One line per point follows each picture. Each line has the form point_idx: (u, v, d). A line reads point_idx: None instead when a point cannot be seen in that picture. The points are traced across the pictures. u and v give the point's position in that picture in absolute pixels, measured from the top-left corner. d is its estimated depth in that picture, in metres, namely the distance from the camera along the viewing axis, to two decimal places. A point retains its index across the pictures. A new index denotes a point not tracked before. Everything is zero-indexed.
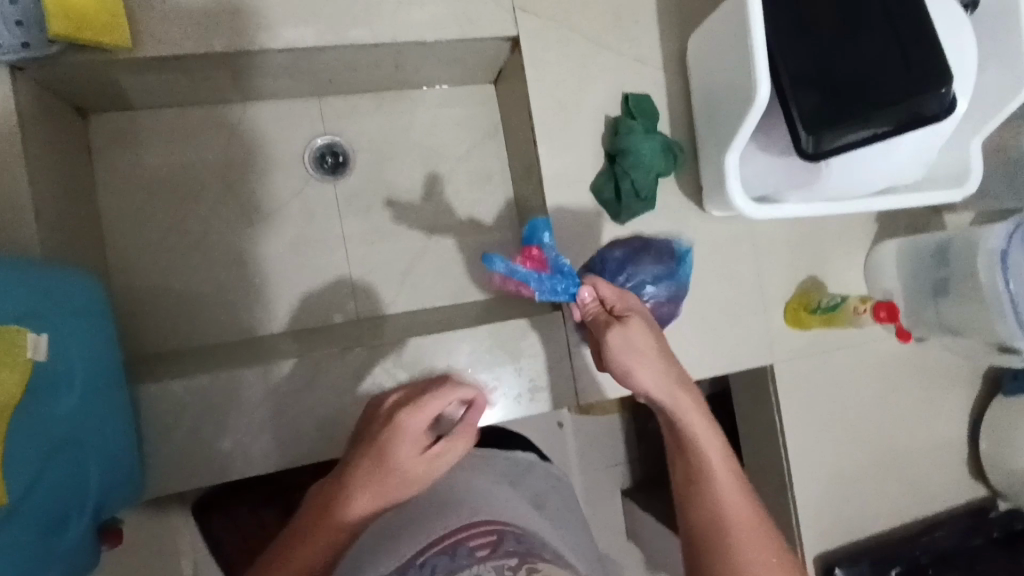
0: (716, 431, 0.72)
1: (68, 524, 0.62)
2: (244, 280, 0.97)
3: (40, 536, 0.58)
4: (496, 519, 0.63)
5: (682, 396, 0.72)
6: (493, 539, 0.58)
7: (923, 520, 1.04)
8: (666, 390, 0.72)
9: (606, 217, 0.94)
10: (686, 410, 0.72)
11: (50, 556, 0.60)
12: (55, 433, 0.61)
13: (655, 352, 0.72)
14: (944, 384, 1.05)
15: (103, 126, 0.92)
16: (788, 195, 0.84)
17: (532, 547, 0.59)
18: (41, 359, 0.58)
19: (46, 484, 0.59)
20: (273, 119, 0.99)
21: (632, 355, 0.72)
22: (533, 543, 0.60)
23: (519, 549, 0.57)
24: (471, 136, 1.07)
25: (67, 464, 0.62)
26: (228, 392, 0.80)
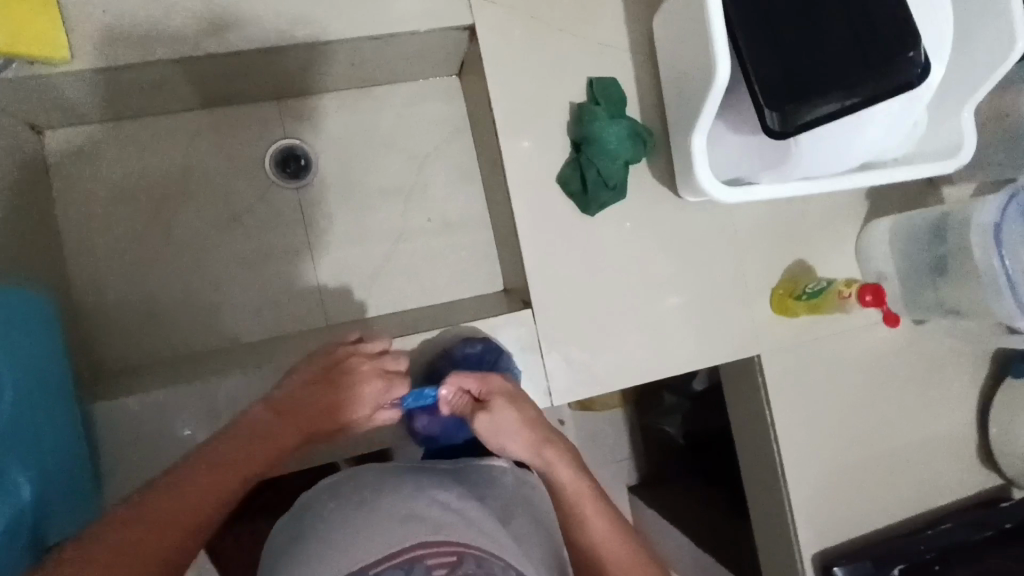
0: (578, 471, 0.73)
1: None
2: (208, 290, 0.95)
3: None
4: (462, 537, 0.58)
5: (547, 456, 0.73)
6: (453, 560, 0.54)
7: (931, 512, 0.98)
8: (530, 454, 0.73)
9: (574, 208, 0.90)
10: (547, 463, 0.73)
11: None
12: None
13: (518, 424, 0.74)
14: (948, 368, 1.00)
15: (58, 142, 0.91)
16: (764, 174, 0.80)
17: (494, 574, 0.55)
18: None
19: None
20: (232, 125, 0.97)
21: (495, 425, 0.74)
22: (495, 568, 0.56)
23: (479, 571, 0.54)
24: (439, 132, 1.04)
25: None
26: (186, 408, 0.79)
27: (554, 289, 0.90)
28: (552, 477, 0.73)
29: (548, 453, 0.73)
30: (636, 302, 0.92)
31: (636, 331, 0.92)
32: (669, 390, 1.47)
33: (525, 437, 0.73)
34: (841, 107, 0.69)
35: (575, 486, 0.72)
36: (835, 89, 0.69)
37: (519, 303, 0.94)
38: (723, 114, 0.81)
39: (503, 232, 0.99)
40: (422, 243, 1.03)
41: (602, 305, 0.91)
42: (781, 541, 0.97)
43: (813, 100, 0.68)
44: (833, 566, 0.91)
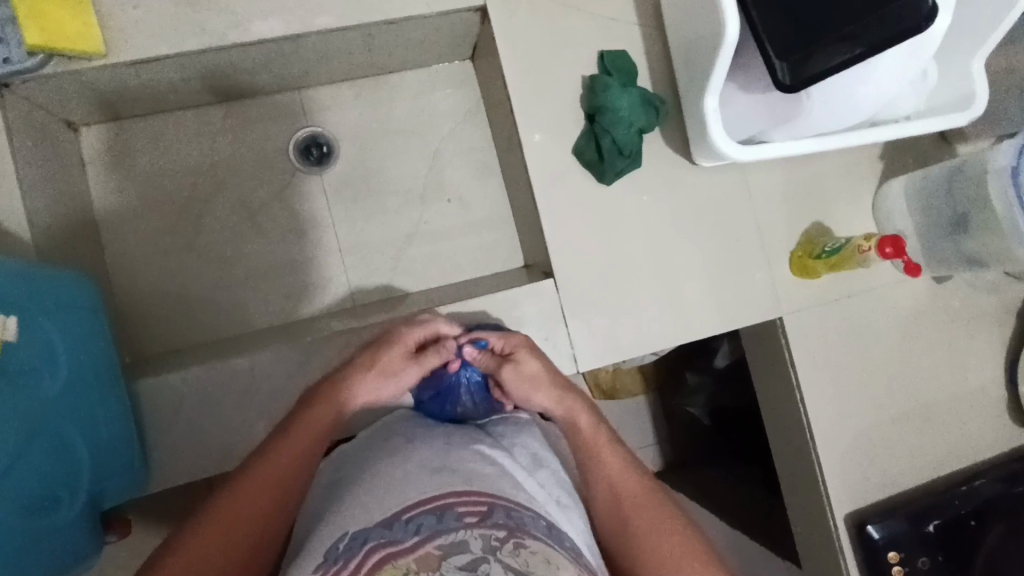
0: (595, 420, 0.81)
1: (55, 505, 0.66)
2: (240, 274, 0.98)
3: (20, 516, 0.61)
4: (493, 487, 0.63)
5: (568, 404, 0.81)
6: (484, 508, 0.59)
7: (965, 471, 0.97)
8: (553, 402, 0.81)
9: (591, 178, 0.92)
10: (566, 413, 0.81)
11: (35, 534, 0.63)
12: (37, 420, 0.63)
13: (541, 371, 0.81)
14: (973, 323, 0.99)
15: (94, 137, 0.95)
16: (775, 133, 0.82)
17: (522, 522, 0.59)
18: (11, 338, 0.61)
19: (31, 464, 0.62)
20: (256, 116, 1.01)
21: (524, 375, 0.80)
22: (524, 516, 0.60)
23: (508, 521, 0.58)
24: (454, 115, 1.06)
25: (51, 448, 0.65)
26: (224, 382, 0.81)
27: (574, 258, 0.92)
28: (570, 425, 0.81)
29: (564, 405, 0.81)
30: (658, 270, 0.93)
31: (658, 300, 0.93)
32: (693, 367, 1.41)
33: (541, 382, 0.81)
34: (849, 56, 0.71)
35: (594, 430, 0.80)
36: (840, 39, 0.71)
37: (541, 274, 0.96)
38: (733, 76, 0.83)
39: (520, 208, 1.01)
40: (443, 225, 1.05)
41: (622, 272, 0.92)
42: (813, 505, 0.97)
43: (821, 52, 0.71)
44: (867, 524, 0.91)
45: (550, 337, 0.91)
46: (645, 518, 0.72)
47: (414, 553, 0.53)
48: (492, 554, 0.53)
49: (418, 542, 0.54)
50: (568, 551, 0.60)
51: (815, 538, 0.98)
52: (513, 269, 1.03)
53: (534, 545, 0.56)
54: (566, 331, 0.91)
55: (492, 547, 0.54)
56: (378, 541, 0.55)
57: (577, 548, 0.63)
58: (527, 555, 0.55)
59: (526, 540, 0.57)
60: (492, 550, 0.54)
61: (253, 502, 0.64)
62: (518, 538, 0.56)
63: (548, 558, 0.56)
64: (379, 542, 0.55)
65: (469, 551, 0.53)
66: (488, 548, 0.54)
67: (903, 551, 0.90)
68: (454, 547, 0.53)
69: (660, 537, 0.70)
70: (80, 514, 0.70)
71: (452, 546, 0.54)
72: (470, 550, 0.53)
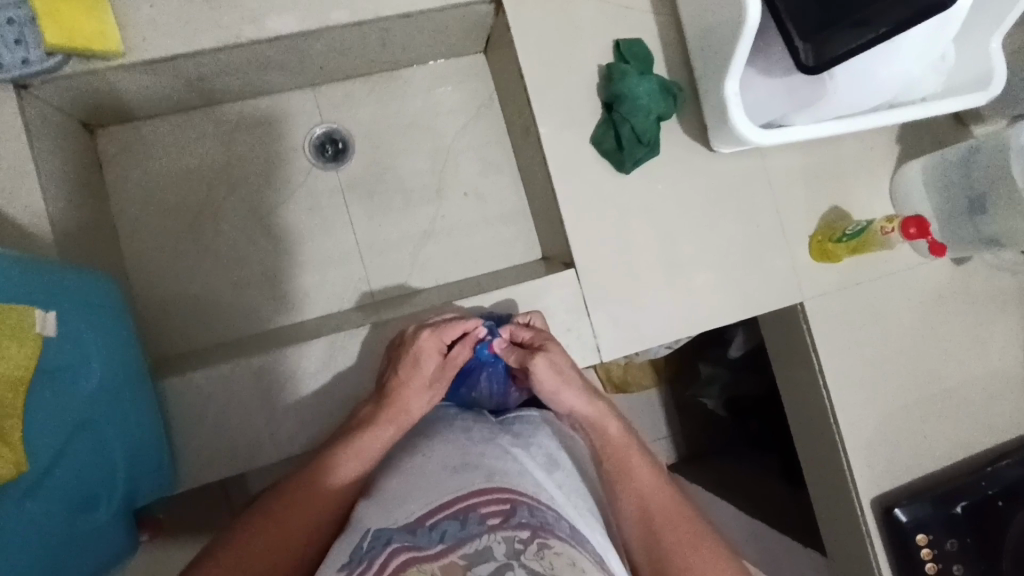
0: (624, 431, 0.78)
1: (94, 504, 0.66)
2: (259, 273, 0.98)
3: (64, 513, 0.62)
4: (514, 485, 0.62)
5: (602, 409, 0.78)
6: (506, 510, 0.58)
7: (989, 452, 0.97)
8: (586, 404, 0.77)
9: (609, 167, 0.92)
10: (596, 415, 0.77)
11: (75, 533, 0.63)
12: (76, 417, 0.63)
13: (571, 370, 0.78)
14: (993, 304, 0.99)
15: (109, 139, 0.95)
16: (795, 116, 0.82)
17: (545, 522, 0.59)
18: (51, 334, 0.61)
19: (72, 461, 0.62)
20: (270, 113, 1.00)
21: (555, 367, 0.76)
22: (547, 516, 0.60)
23: (531, 522, 0.57)
24: (468, 109, 1.06)
25: (89, 446, 0.65)
26: (250, 379, 0.81)
27: (596, 248, 0.91)
28: (599, 429, 0.77)
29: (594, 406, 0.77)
30: (678, 255, 0.93)
31: (682, 287, 0.93)
32: (706, 359, 1.44)
33: (570, 384, 0.77)
34: (874, 35, 0.70)
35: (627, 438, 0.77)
36: (857, 24, 0.71)
37: (561, 265, 0.96)
38: (752, 60, 0.83)
39: (537, 200, 1.01)
40: (459, 219, 1.05)
41: (645, 261, 0.92)
42: (839, 492, 0.97)
43: (844, 33, 0.71)
44: (894, 507, 0.90)
45: (572, 328, 0.91)
46: (676, 535, 0.70)
47: (439, 559, 0.53)
48: (517, 559, 0.52)
49: (443, 549, 0.54)
50: (592, 556, 0.59)
51: (841, 525, 0.98)
52: (532, 262, 1.03)
53: (558, 546, 0.56)
54: (590, 322, 0.91)
55: (516, 551, 0.54)
56: (401, 544, 0.54)
57: (599, 552, 0.63)
58: (552, 557, 0.54)
59: (550, 540, 0.56)
60: (516, 554, 0.53)
61: (288, 528, 0.64)
62: (542, 539, 0.56)
63: (572, 560, 0.56)
64: (402, 545, 0.54)
65: (493, 558, 0.52)
66: (512, 553, 0.53)
67: (932, 533, 0.89)
68: (478, 555, 0.53)
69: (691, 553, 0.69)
70: (117, 513, 0.70)
71: (477, 553, 0.53)
72: (495, 556, 0.53)
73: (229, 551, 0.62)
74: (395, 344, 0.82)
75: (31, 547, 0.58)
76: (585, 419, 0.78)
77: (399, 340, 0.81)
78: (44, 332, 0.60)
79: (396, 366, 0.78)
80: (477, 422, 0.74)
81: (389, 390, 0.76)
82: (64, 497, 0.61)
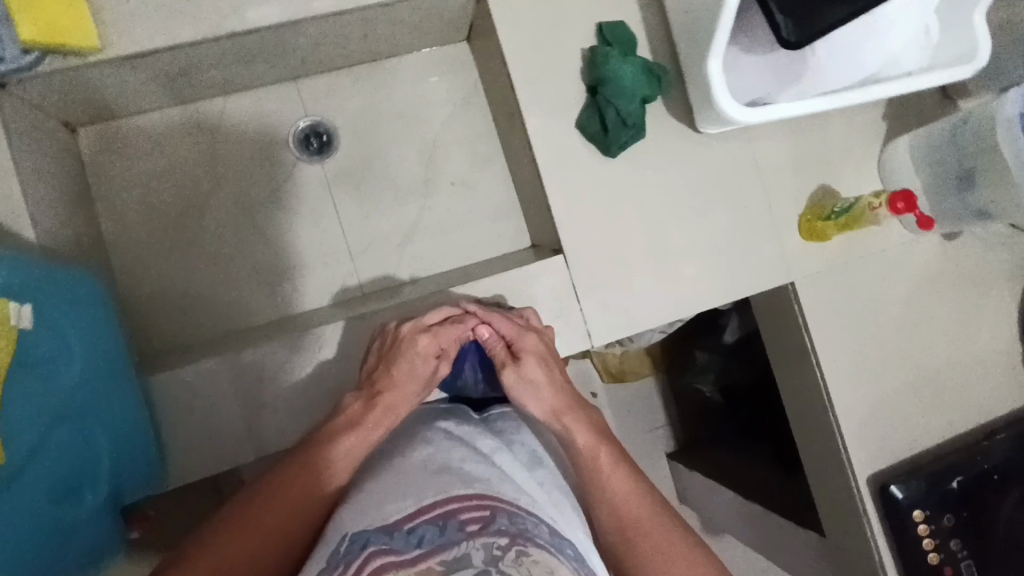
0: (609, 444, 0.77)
1: (78, 494, 0.67)
2: (247, 268, 0.98)
3: (47, 502, 0.62)
4: (493, 492, 0.61)
5: (565, 422, 0.77)
6: (485, 516, 0.57)
7: (984, 427, 0.97)
8: (568, 426, 0.77)
9: (595, 151, 0.91)
10: (575, 438, 0.76)
11: (59, 524, 0.64)
12: (55, 409, 0.64)
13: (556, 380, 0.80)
14: (984, 279, 0.99)
15: (91, 137, 0.94)
16: (781, 94, 0.81)
17: (524, 530, 0.58)
18: (27, 327, 0.62)
19: (51, 455, 0.62)
20: (253, 108, 1.00)
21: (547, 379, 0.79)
22: (526, 524, 0.59)
23: (511, 529, 0.57)
24: (453, 97, 1.05)
25: (71, 437, 0.65)
26: (239, 374, 0.81)
27: (584, 233, 0.91)
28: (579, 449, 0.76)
29: (577, 429, 0.77)
30: (666, 240, 0.93)
31: (670, 272, 0.93)
32: (700, 346, 1.43)
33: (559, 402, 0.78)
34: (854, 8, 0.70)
35: (593, 451, 0.75)
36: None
37: (550, 252, 0.95)
38: (736, 39, 0.82)
39: (525, 187, 1.00)
40: (447, 209, 1.04)
41: (634, 246, 0.92)
42: (833, 472, 0.97)
43: (825, 7, 0.71)
44: (889, 485, 0.90)
45: (562, 315, 0.90)
46: (653, 547, 0.70)
47: (416, 566, 0.52)
48: (495, 565, 0.52)
49: (419, 555, 0.53)
50: (570, 561, 0.59)
51: (836, 505, 0.98)
52: (521, 249, 1.02)
53: (536, 555, 0.55)
54: (580, 309, 0.91)
55: (494, 557, 0.53)
56: (378, 548, 0.54)
57: (580, 555, 0.62)
58: (530, 566, 0.54)
59: (528, 549, 0.56)
60: (494, 561, 0.53)
61: (280, 514, 0.62)
62: (520, 547, 0.55)
63: (551, 569, 0.55)
64: (380, 549, 0.54)
65: (471, 564, 0.52)
66: (490, 560, 0.53)
67: (927, 510, 0.89)
68: (456, 562, 0.52)
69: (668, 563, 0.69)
70: (104, 503, 0.70)
71: (455, 561, 0.52)
72: (473, 563, 0.52)
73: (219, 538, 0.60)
74: (382, 342, 0.79)
75: (16, 537, 0.59)
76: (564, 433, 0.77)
77: (390, 338, 0.78)
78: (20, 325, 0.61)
79: (391, 365, 0.76)
80: (459, 425, 0.73)
81: (380, 390, 0.75)
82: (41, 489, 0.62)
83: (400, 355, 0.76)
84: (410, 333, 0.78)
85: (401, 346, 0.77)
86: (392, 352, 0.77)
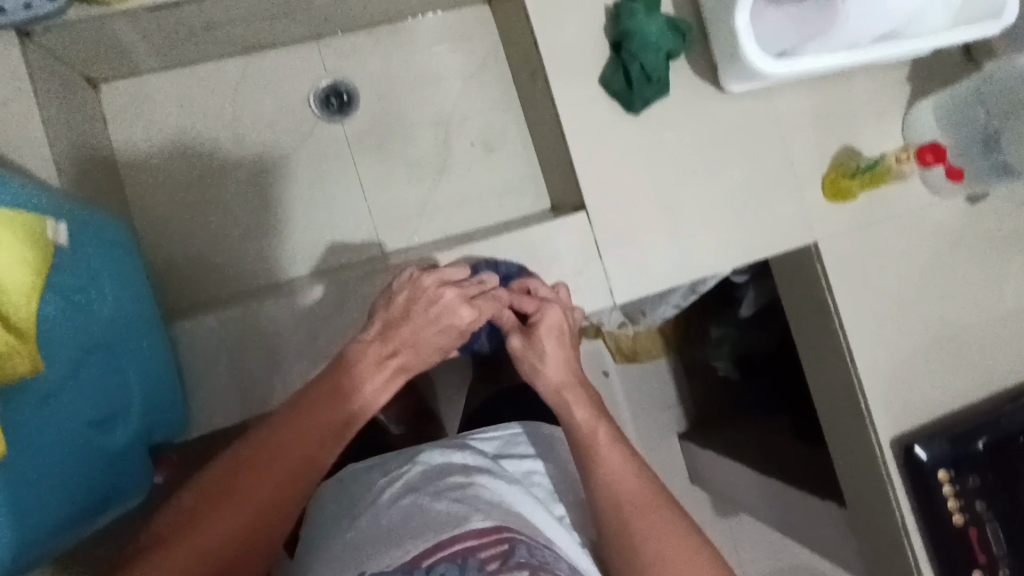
0: (616, 435, 0.73)
1: (110, 426, 0.67)
2: (267, 226, 0.98)
3: (79, 429, 0.63)
4: (510, 524, 0.63)
5: (566, 398, 0.76)
6: (504, 550, 0.58)
7: (1008, 392, 0.96)
8: (578, 417, 0.74)
9: (618, 108, 0.91)
10: (581, 424, 0.74)
11: (89, 455, 0.64)
12: (89, 341, 0.64)
13: (565, 366, 0.78)
14: (1008, 242, 0.98)
15: (114, 93, 0.95)
16: (805, 48, 0.81)
17: (544, 560, 0.60)
18: (63, 243, 0.62)
19: (83, 387, 0.63)
20: (274, 68, 1.00)
21: (557, 368, 0.77)
22: (546, 555, 0.61)
23: (532, 559, 0.58)
24: (472, 58, 1.05)
25: (102, 371, 0.66)
26: (261, 325, 0.81)
27: (607, 191, 0.91)
28: (583, 435, 0.73)
29: (581, 416, 0.74)
30: (687, 200, 0.92)
31: (691, 231, 0.92)
32: (716, 320, 1.40)
33: (568, 393, 0.76)
34: None
35: (591, 425, 0.73)
36: None
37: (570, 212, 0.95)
38: None
39: (545, 148, 1.00)
40: (467, 170, 1.04)
41: (655, 205, 0.91)
42: (854, 435, 0.96)
43: None
44: (913, 445, 0.89)
45: (582, 273, 0.90)
46: (647, 526, 0.67)
47: None
48: None
49: None
50: None
51: (858, 471, 0.97)
52: (540, 211, 1.02)
53: None
54: (602, 267, 0.90)
55: None
56: None
57: None
58: None
59: None
60: None
61: (255, 501, 0.60)
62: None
63: None
64: None
65: None
66: None
67: (951, 470, 0.89)
68: None
69: (665, 543, 0.66)
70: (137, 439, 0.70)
71: None
72: None
73: (197, 505, 0.60)
74: (412, 296, 0.75)
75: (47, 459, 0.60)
76: (566, 419, 0.75)
77: (418, 293, 0.75)
78: (57, 240, 0.61)
79: (415, 321, 0.74)
80: (474, 460, 0.75)
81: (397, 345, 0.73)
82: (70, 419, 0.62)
83: (424, 311, 0.74)
84: (438, 290, 0.75)
85: (431, 304, 0.74)
86: (420, 311, 0.74)
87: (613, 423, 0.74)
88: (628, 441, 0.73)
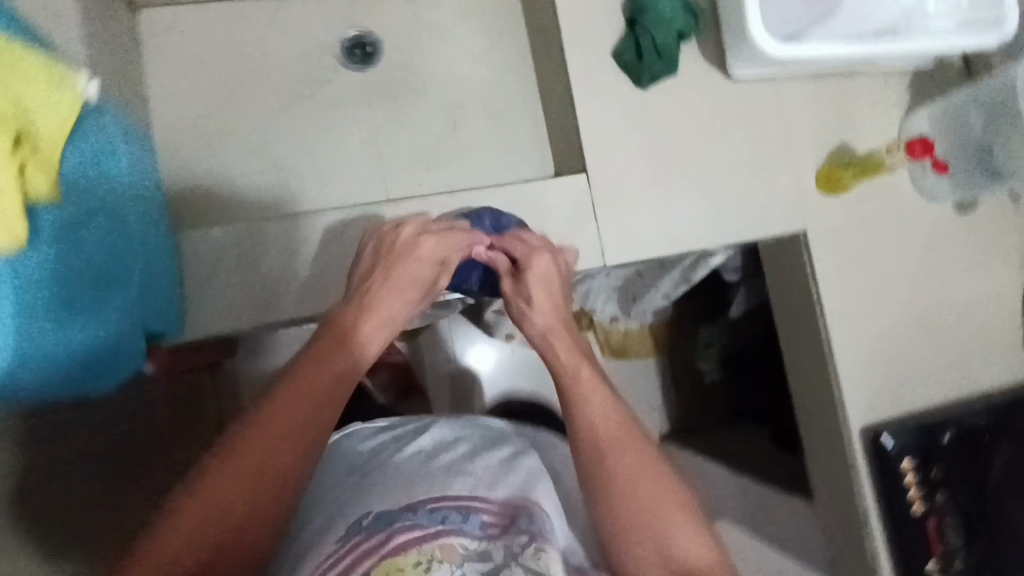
0: (596, 375, 0.76)
1: (105, 292, 0.66)
2: (280, 160, 1.01)
3: (82, 286, 0.63)
4: (513, 496, 0.71)
5: (553, 339, 0.79)
6: (505, 521, 0.67)
7: (980, 395, 0.98)
8: (562, 357, 0.78)
9: (627, 80, 0.95)
10: (563, 363, 0.77)
11: (82, 317, 0.63)
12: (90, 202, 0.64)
13: (554, 310, 0.81)
14: (992, 251, 1.01)
15: (150, 18, 0.99)
16: (810, 32, 0.85)
17: (543, 529, 0.68)
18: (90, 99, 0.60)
19: (87, 245, 0.63)
20: (305, 12, 1.04)
21: (547, 314, 0.80)
22: (545, 526, 0.68)
23: (531, 527, 0.66)
24: (493, 26, 1.10)
25: (103, 234, 0.65)
26: (264, 243, 0.84)
27: (608, 157, 0.94)
28: (564, 371, 0.76)
29: (562, 353, 0.78)
30: (685, 175, 0.96)
31: (685, 205, 0.95)
32: (706, 323, 1.45)
33: (555, 338, 0.79)
34: None
35: (574, 366, 0.76)
36: None
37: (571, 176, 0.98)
38: None
39: (553, 115, 1.04)
40: (477, 130, 1.08)
41: (654, 176, 0.95)
42: (828, 424, 0.98)
43: None
44: (881, 434, 0.91)
45: (577, 233, 0.93)
46: (621, 459, 0.70)
47: (437, 540, 0.63)
48: (512, 560, 0.62)
49: (441, 530, 0.63)
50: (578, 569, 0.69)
51: (828, 458, 0.98)
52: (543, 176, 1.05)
53: (554, 553, 0.64)
54: (596, 230, 0.93)
55: (512, 552, 0.63)
56: (404, 524, 0.64)
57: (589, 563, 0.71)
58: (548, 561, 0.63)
59: (548, 547, 0.65)
60: (512, 556, 0.63)
61: (272, 466, 0.63)
62: (540, 543, 0.64)
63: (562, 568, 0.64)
64: (404, 526, 0.64)
65: (490, 559, 0.62)
66: (509, 555, 0.62)
67: (915, 458, 0.91)
68: (476, 554, 0.62)
69: (634, 471, 0.70)
70: (132, 319, 0.69)
71: (476, 552, 0.62)
72: (492, 558, 0.62)
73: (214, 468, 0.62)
74: (380, 245, 0.78)
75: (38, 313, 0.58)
76: (551, 356, 0.78)
77: (387, 241, 0.78)
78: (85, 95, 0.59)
79: (387, 262, 0.76)
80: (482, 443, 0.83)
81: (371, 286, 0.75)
82: (85, 272, 0.63)
83: (393, 256, 0.77)
84: (411, 237, 0.78)
85: (398, 248, 0.77)
86: (387, 261, 0.77)
87: (597, 366, 0.77)
88: (609, 386, 0.76)
